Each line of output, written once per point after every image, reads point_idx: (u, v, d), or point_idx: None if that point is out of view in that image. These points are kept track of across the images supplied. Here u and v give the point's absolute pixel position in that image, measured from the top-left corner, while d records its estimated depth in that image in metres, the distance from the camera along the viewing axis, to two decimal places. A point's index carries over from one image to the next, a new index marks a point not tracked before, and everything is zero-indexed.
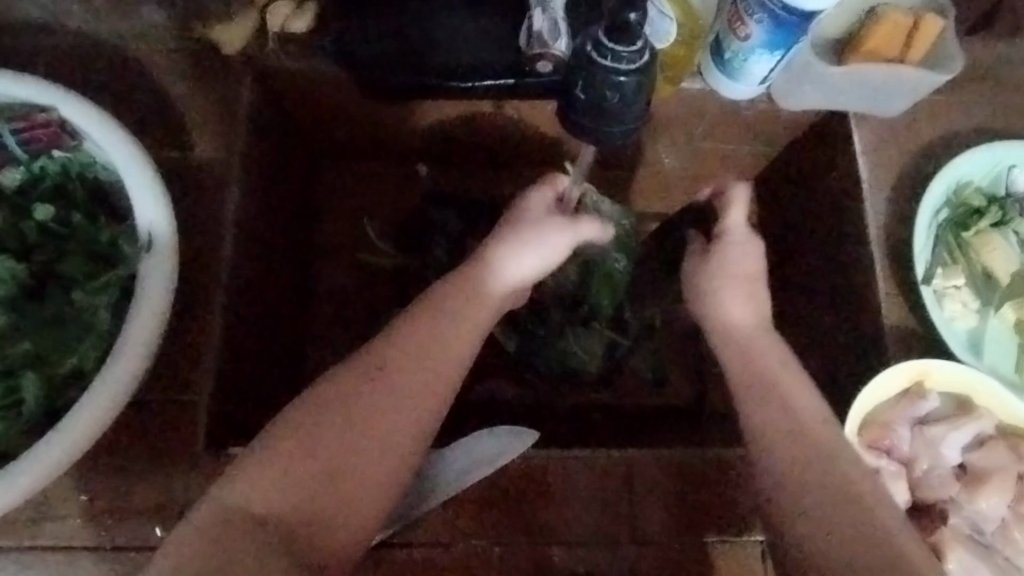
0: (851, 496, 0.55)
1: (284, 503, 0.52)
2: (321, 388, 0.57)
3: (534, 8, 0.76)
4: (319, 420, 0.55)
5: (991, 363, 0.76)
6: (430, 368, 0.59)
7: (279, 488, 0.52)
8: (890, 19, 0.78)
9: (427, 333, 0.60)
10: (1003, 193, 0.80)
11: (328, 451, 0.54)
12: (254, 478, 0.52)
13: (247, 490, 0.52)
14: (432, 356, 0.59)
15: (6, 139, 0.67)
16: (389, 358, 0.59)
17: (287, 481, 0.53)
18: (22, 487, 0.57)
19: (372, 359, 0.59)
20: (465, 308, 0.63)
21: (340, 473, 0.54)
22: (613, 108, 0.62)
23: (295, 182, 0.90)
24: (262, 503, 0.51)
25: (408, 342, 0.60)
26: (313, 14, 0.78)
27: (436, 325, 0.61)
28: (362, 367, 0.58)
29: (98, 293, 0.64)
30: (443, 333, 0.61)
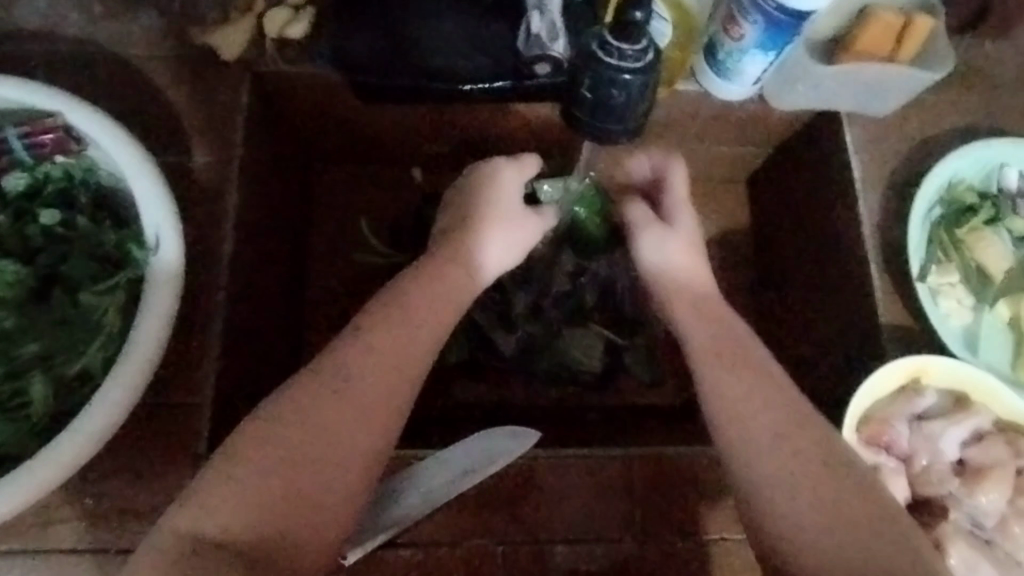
0: (842, 486, 0.56)
1: (254, 524, 0.51)
2: (285, 395, 0.57)
3: (531, 11, 0.76)
4: (279, 433, 0.54)
5: (986, 357, 0.77)
6: (389, 370, 0.59)
7: (249, 506, 0.52)
8: (882, 19, 0.77)
9: (391, 333, 0.60)
10: (994, 191, 0.81)
11: (294, 462, 0.54)
12: (232, 491, 0.52)
13: (223, 511, 0.51)
14: (391, 353, 0.59)
15: (12, 143, 0.67)
16: (353, 368, 0.58)
17: (259, 496, 0.52)
18: (24, 492, 0.57)
19: (337, 365, 0.58)
20: (432, 297, 0.63)
21: (303, 494, 0.53)
22: (618, 106, 0.64)
23: (290, 186, 0.89)
24: (232, 525, 0.51)
25: (373, 343, 0.59)
26: (310, 19, 0.78)
27: (397, 324, 0.61)
28: (328, 367, 0.58)
29: (106, 294, 0.64)
30: (404, 334, 0.60)
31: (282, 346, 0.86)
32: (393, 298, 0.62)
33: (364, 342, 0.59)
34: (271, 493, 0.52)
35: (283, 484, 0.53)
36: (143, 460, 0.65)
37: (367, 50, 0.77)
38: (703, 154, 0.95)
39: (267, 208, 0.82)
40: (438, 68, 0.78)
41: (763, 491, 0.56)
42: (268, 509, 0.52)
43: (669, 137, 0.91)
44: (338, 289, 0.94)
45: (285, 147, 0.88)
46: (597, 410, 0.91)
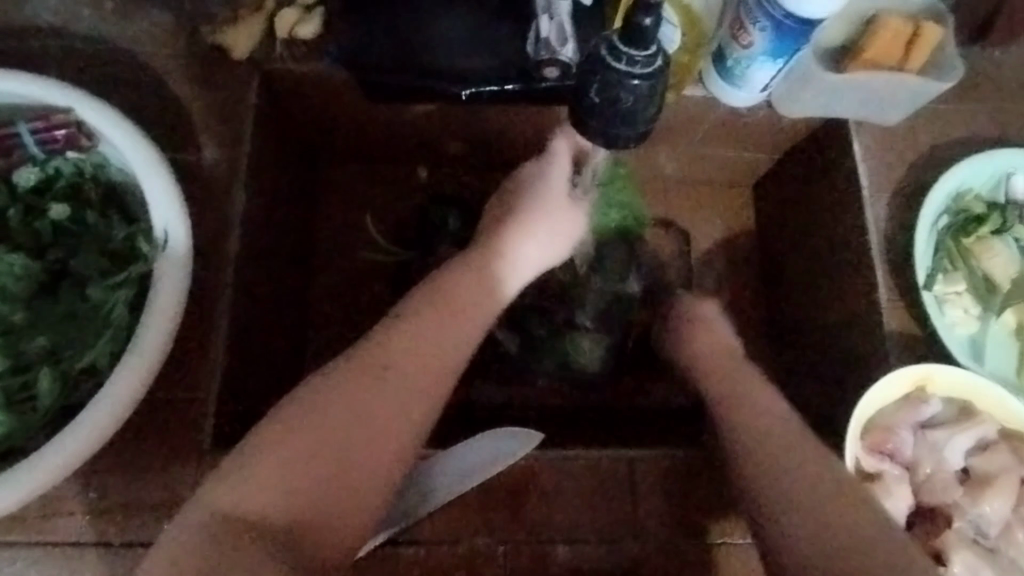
0: (844, 498, 0.56)
1: (284, 509, 0.51)
2: (315, 385, 0.57)
3: (541, 14, 0.75)
4: (320, 416, 0.55)
5: (992, 368, 0.77)
6: (434, 358, 0.61)
7: (272, 486, 0.51)
8: (891, 27, 0.78)
9: (435, 324, 0.62)
10: (1002, 199, 0.81)
11: (331, 445, 0.54)
12: (252, 471, 0.52)
13: (243, 490, 0.51)
14: (435, 344, 0.61)
15: (26, 138, 0.68)
16: (392, 356, 0.59)
17: (283, 477, 0.52)
18: (31, 483, 0.58)
19: (376, 355, 0.59)
20: (474, 304, 0.65)
21: (339, 474, 0.53)
22: (627, 110, 0.64)
23: (298, 183, 0.90)
24: (260, 510, 0.50)
25: (416, 334, 0.61)
26: (320, 19, 0.78)
27: (443, 318, 0.63)
28: (372, 355, 0.59)
29: (114, 290, 0.65)
30: (449, 327, 0.63)
31: (288, 342, 0.86)
32: (439, 287, 0.65)
33: (410, 331, 0.61)
34: (294, 476, 0.52)
35: (306, 468, 0.53)
36: (148, 454, 0.65)
37: (377, 49, 0.77)
38: (709, 157, 0.95)
39: (275, 205, 0.82)
40: (446, 68, 0.78)
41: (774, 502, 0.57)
42: (283, 492, 0.51)
43: (675, 140, 0.91)
44: (343, 287, 0.94)
45: (293, 146, 0.88)
46: (599, 412, 0.91)
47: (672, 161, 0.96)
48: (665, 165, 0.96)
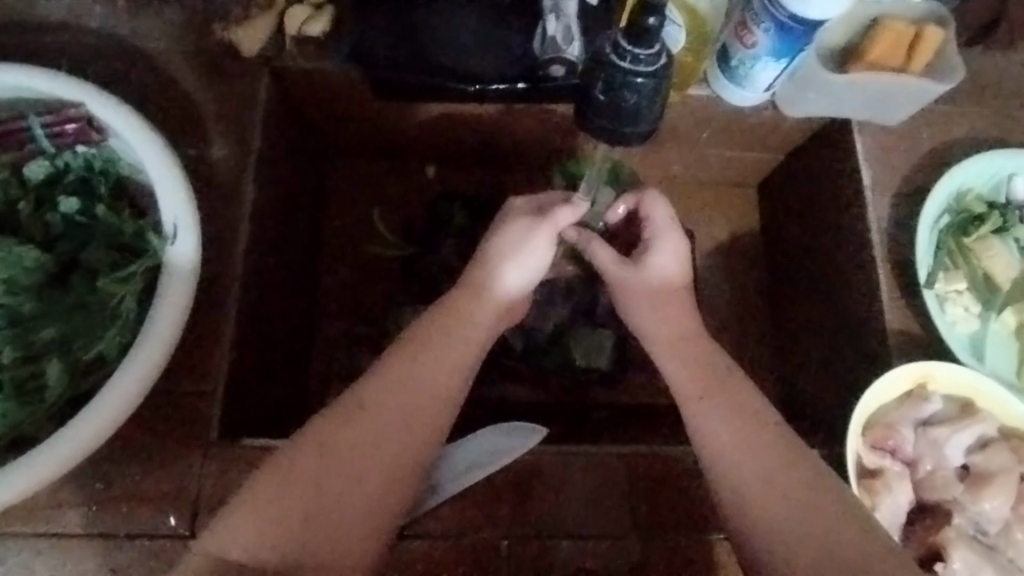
0: (833, 505, 0.56)
1: (264, 549, 0.52)
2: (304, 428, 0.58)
3: (548, 14, 0.77)
4: (307, 453, 0.56)
5: (992, 366, 0.78)
6: (416, 406, 0.59)
7: (271, 520, 0.53)
8: (893, 30, 0.78)
9: (415, 368, 0.61)
10: (1003, 200, 0.82)
11: (324, 480, 0.55)
12: (254, 500, 0.54)
13: (246, 519, 0.53)
14: (414, 390, 0.60)
15: (37, 131, 0.69)
16: (374, 398, 0.59)
17: (282, 506, 0.54)
18: (40, 474, 0.58)
19: (360, 397, 0.59)
20: (443, 353, 0.62)
21: (316, 516, 0.54)
22: (630, 108, 0.65)
23: (306, 180, 0.91)
24: (239, 550, 0.52)
25: (397, 377, 0.60)
26: (329, 17, 0.79)
27: (420, 369, 0.61)
28: (352, 408, 0.58)
29: (124, 281, 0.65)
30: (427, 371, 0.61)
31: (294, 337, 0.87)
32: (415, 338, 0.63)
33: (385, 379, 0.60)
34: (291, 509, 0.54)
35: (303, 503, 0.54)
36: (155, 447, 0.66)
37: (385, 48, 0.78)
38: (714, 157, 0.96)
39: (282, 202, 0.83)
40: (452, 67, 0.78)
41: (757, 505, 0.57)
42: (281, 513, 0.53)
43: (681, 140, 0.92)
44: (350, 284, 0.94)
45: (300, 143, 0.89)
46: (604, 408, 0.91)
47: (677, 160, 0.96)
48: (670, 164, 0.97)
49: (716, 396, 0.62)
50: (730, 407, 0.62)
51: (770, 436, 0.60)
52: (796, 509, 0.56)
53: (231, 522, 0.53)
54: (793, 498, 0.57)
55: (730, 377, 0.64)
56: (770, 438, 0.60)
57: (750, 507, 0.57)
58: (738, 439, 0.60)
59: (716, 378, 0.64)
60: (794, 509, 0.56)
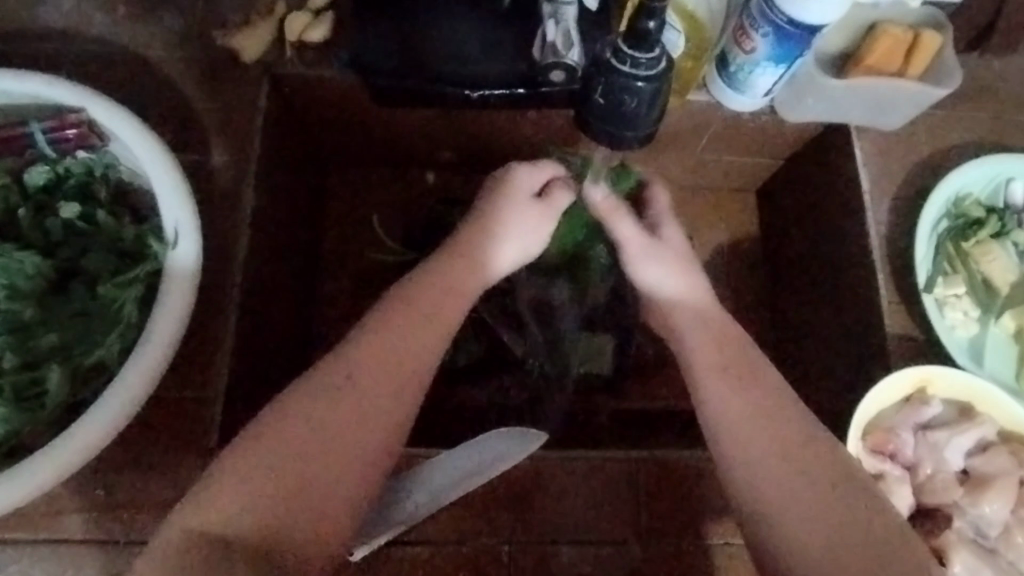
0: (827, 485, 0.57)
1: (244, 524, 0.51)
2: (283, 400, 0.57)
3: (547, 20, 0.76)
4: (291, 425, 0.55)
5: (991, 370, 0.78)
6: (400, 375, 0.60)
7: (261, 504, 0.52)
8: (890, 34, 0.79)
9: (403, 331, 0.62)
10: (1001, 205, 0.82)
11: (310, 454, 0.55)
12: (241, 483, 0.53)
13: (233, 502, 0.52)
14: (397, 362, 0.60)
15: (37, 138, 0.69)
16: (358, 369, 0.59)
17: (272, 486, 0.53)
18: (39, 479, 0.58)
19: (347, 365, 0.59)
20: (429, 323, 0.63)
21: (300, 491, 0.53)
22: (629, 112, 0.66)
23: (305, 185, 0.91)
24: (221, 526, 0.51)
25: (382, 344, 0.61)
26: (330, 24, 0.79)
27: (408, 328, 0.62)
28: (340, 374, 0.59)
29: (125, 287, 0.65)
30: (413, 337, 0.62)
31: (294, 343, 0.87)
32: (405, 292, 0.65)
33: (371, 346, 0.60)
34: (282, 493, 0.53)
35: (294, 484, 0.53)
36: (154, 453, 0.66)
37: (385, 54, 0.78)
38: (712, 163, 0.96)
39: (282, 207, 0.83)
40: (452, 73, 0.79)
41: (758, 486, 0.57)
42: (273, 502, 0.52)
43: (680, 145, 0.92)
44: (348, 289, 0.94)
45: (301, 149, 0.89)
46: (604, 414, 0.91)
47: (676, 165, 0.97)
48: (669, 169, 0.97)
49: (736, 371, 0.63)
50: (740, 385, 0.62)
51: (780, 411, 0.60)
52: (802, 496, 0.56)
53: (213, 506, 0.52)
54: (795, 482, 0.57)
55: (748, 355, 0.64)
56: (782, 416, 0.60)
57: (752, 485, 0.58)
58: (748, 414, 0.60)
59: (715, 339, 0.65)
60: (799, 496, 0.56)
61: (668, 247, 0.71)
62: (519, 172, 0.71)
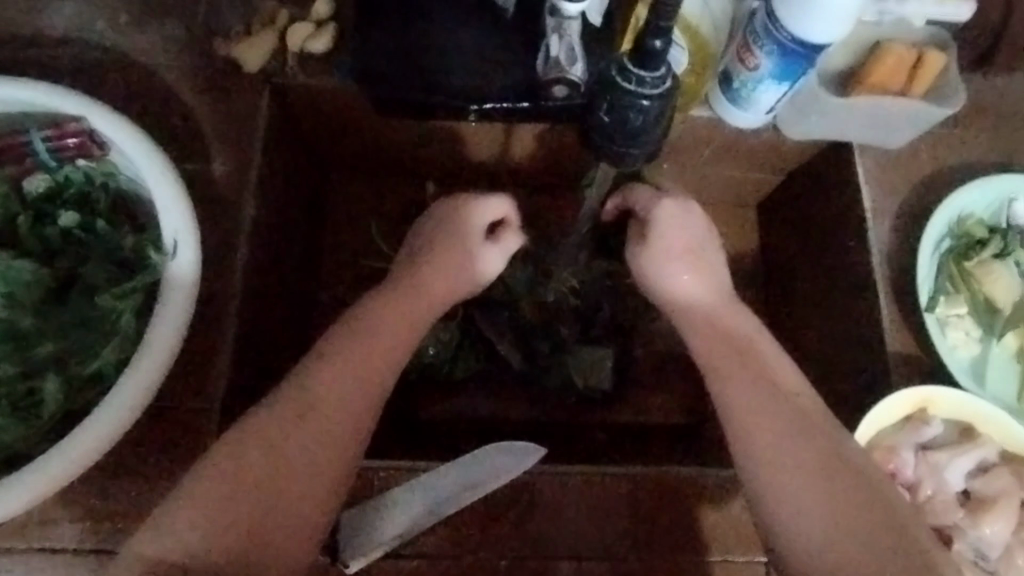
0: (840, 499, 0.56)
1: (205, 535, 0.53)
2: (244, 422, 0.58)
3: (551, 34, 0.76)
4: (252, 443, 0.57)
5: (993, 391, 0.78)
6: (362, 386, 0.61)
7: (231, 503, 0.54)
8: (894, 53, 0.79)
9: (358, 355, 0.62)
10: (1004, 224, 0.82)
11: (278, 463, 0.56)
12: (212, 494, 0.54)
13: (200, 516, 0.53)
14: (378, 338, 0.63)
15: (37, 146, 0.68)
16: (316, 390, 0.60)
17: (244, 485, 0.55)
18: (32, 490, 0.58)
19: (302, 391, 0.59)
20: (399, 308, 0.66)
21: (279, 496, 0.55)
22: (635, 130, 0.65)
23: (305, 194, 0.90)
24: (187, 539, 0.52)
25: (333, 366, 0.61)
26: (332, 35, 0.79)
27: (360, 347, 0.62)
28: (294, 398, 0.59)
29: (122, 297, 0.65)
30: (371, 360, 0.62)
31: (292, 352, 0.86)
32: (358, 316, 0.65)
33: (321, 369, 0.61)
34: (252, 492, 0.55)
35: (268, 480, 0.56)
36: (150, 463, 0.65)
37: (389, 65, 0.78)
38: (714, 177, 0.96)
39: (282, 216, 0.82)
40: (455, 85, 0.79)
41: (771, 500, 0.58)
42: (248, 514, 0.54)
43: (682, 159, 0.91)
44: (347, 298, 0.93)
45: (302, 158, 0.89)
46: (603, 428, 0.89)
47: (678, 179, 0.96)
48: (670, 182, 0.97)
49: (745, 376, 0.63)
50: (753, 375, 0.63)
51: (779, 394, 0.62)
52: (800, 480, 0.58)
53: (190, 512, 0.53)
54: (792, 467, 0.58)
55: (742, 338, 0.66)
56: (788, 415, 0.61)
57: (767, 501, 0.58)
58: (758, 406, 0.62)
59: (719, 351, 0.66)
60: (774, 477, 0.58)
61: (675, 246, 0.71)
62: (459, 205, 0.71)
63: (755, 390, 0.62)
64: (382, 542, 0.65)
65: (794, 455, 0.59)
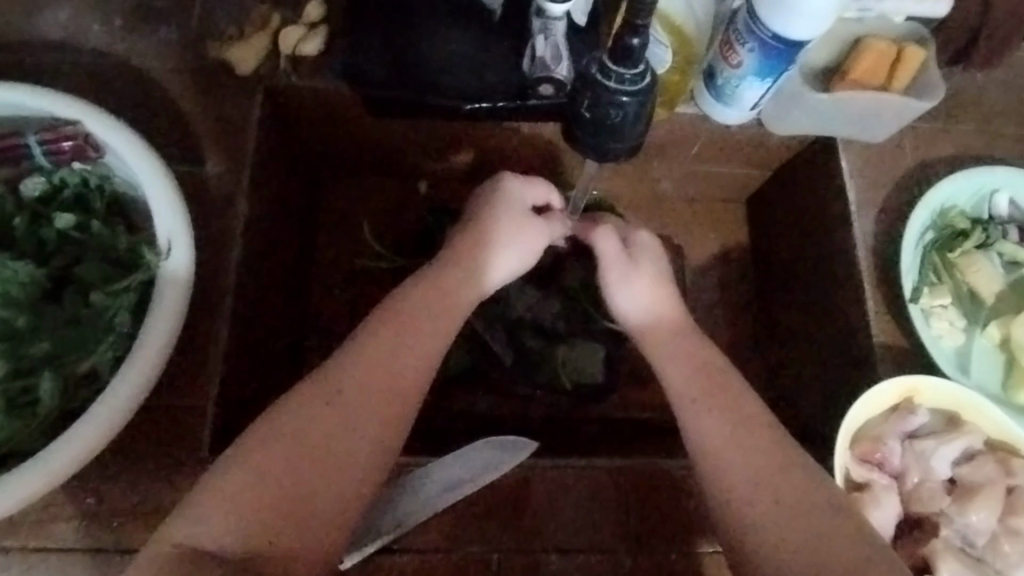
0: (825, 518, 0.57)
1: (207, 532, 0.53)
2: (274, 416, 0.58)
3: (537, 34, 0.77)
4: (263, 430, 0.57)
5: (978, 381, 0.79)
6: (388, 394, 0.61)
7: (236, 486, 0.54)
8: (875, 49, 0.81)
9: (390, 349, 0.62)
10: (986, 216, 0.83)
11: (284, 451, 0.56)
12: (219, 484, 0.55)
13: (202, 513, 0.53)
14: (416, 341, 0.63)
15: (33, 149, 0.69)
16: (346, 379, 0.60)
17: (258, 472, 0.55)
18: (30, 486, 0.59)
19: (336, 377, 0.60)
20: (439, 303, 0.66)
21: None
22: (615, 126, 0.67)
23: (298, 195, 0.91)
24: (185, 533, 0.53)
25: (369, 347, 0.62)
26: (323, 36, 0.80)
27: (398, 337, 0.63)
28: (333, 382, 0.60)
29: (118, 295, 0.66)
30: (406, 350, 0.63)
31: (285, 352, 0.87)
32: (400, 300, 0.65)
33: (363, 350, 0.62)
34: (263, 482, 0.55)
35: (279, 472, 0.56)
36: (144, 461, 0.66)
37: (377, 66, 0.79)
38: (702, 174, 0.97)
39: (274, 217, 0.83)
40: (443, 85, 0.80)
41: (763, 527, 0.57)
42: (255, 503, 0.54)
43: (670, 156, 0.93)
44: (340, 298, 0.94)
45: (294, 160, 0.90)
46: (595, 423, 0.90)
47: (667, 177, 0.97)
48: (659, 180, 0.98)
49: (713, 395, 0.64)
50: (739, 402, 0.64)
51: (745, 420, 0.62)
52: (766, 497, 0.58)
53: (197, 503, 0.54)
54: (759, 487, 0.59)
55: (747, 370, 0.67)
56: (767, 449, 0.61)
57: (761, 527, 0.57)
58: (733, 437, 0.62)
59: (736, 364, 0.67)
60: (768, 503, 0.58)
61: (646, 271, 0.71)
62: (501, 185, 0.72)
63: (720, 418, 0.63)
64: (377, 538, 0.66)
65: (760, 478, 0.59)
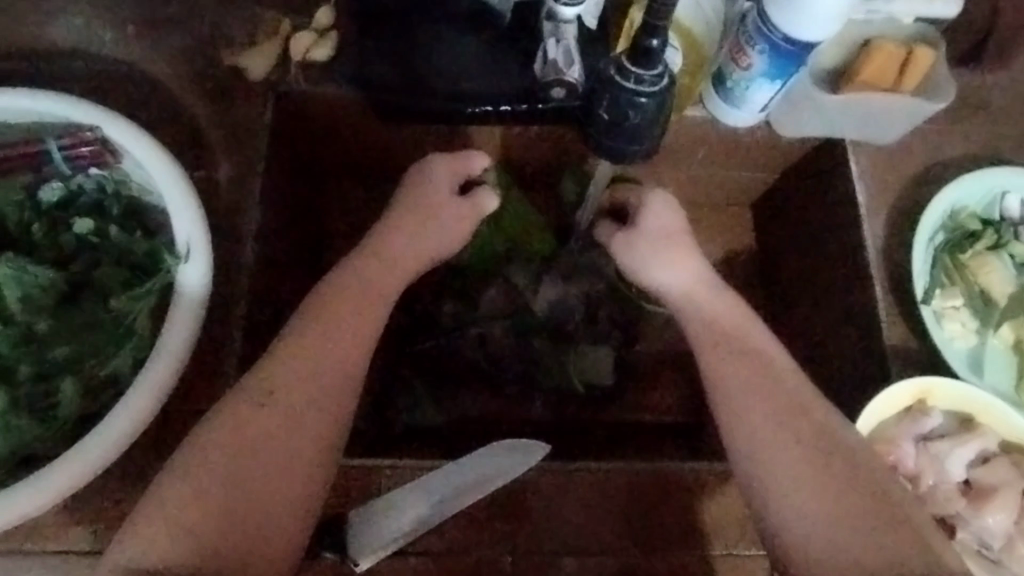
0: (865, 511, 0.56)
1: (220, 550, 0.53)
2: (230, 394, 0.60)
3: (548, 38, 0.78)
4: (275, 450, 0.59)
5: (991, 382, 0.79)
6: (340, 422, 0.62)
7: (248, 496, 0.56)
8: (886, 50, 0.80)
9: (320, 348, 0.62)
10: (997, 218, 0.83)
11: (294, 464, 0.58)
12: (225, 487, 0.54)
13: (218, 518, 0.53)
14: (338, 348, 0.63)
15: (54, 155, 0.70)
16: (287, 378, 0.61)
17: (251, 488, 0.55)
18: (52, 489, 0.59)
19: (280, 372, 0.61)
20: (361, 298, 0.66)
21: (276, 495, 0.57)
22: (632, 127, 0.67)
23: (307, 200, 0.91)
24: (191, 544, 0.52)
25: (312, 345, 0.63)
26: (334, 42, 0.81)
27: (322, 333, 0.63)
28: (269, 378, 0.60)
29: (139, 298, 0.66)
30: (331, 348, 0.63)
31: None
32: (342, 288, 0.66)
33: (306, 351, 0.62)
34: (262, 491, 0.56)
35: None
36: (158, 465, 0.66)
37: (387, 73, 0.80)
38: (711, 178, 0.96)
39: (285, 221, 0.84)
40: (453, 90, 0.80)
41: (800, 530, 0.56)
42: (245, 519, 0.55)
43: (679, 160, 0.92)
44: None
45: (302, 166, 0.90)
46: (604, 426, 0.90)
47: (675, 181, 0.97)
48: (668, 185, 0.98)
49: (729, 352, 0.65)
50: (750, 372, 0.64)
51: (766, 389, 0.63)
52: (791, 462, 0.59)
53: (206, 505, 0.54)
54: (784, 451, 0.60)
55: (758, 345, 0.66)
56: (800, 429, 0.60)
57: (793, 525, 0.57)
58: (763, 426, 0.61)
59: (737, 357, 0.65)
60: (805, 494, 0.57)
61: (654, 239, 0.73)
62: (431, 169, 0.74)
63: (767, 407, 0.62)
64: (397, 536, 0.66)
65: (792, 445, 0.59)
